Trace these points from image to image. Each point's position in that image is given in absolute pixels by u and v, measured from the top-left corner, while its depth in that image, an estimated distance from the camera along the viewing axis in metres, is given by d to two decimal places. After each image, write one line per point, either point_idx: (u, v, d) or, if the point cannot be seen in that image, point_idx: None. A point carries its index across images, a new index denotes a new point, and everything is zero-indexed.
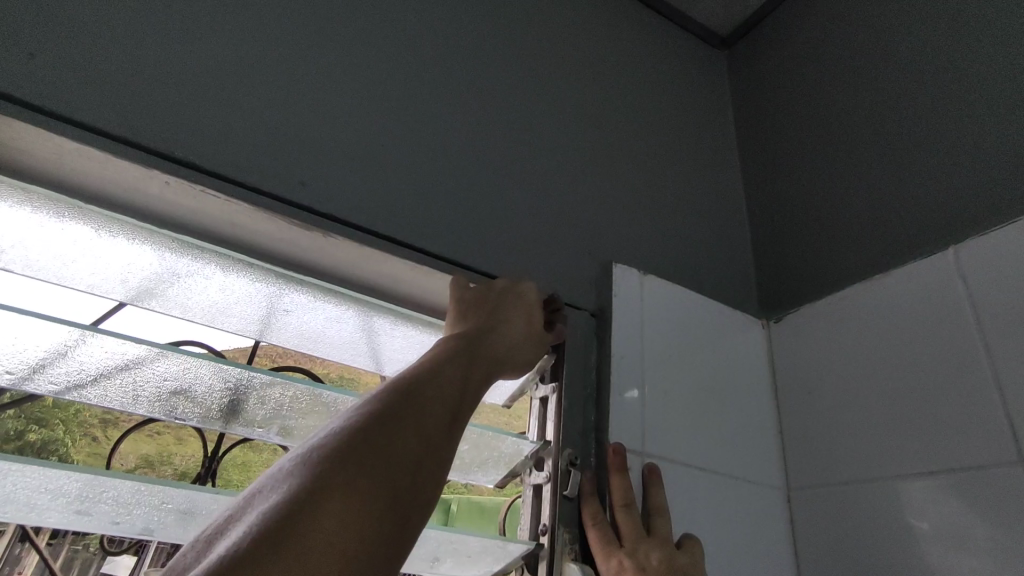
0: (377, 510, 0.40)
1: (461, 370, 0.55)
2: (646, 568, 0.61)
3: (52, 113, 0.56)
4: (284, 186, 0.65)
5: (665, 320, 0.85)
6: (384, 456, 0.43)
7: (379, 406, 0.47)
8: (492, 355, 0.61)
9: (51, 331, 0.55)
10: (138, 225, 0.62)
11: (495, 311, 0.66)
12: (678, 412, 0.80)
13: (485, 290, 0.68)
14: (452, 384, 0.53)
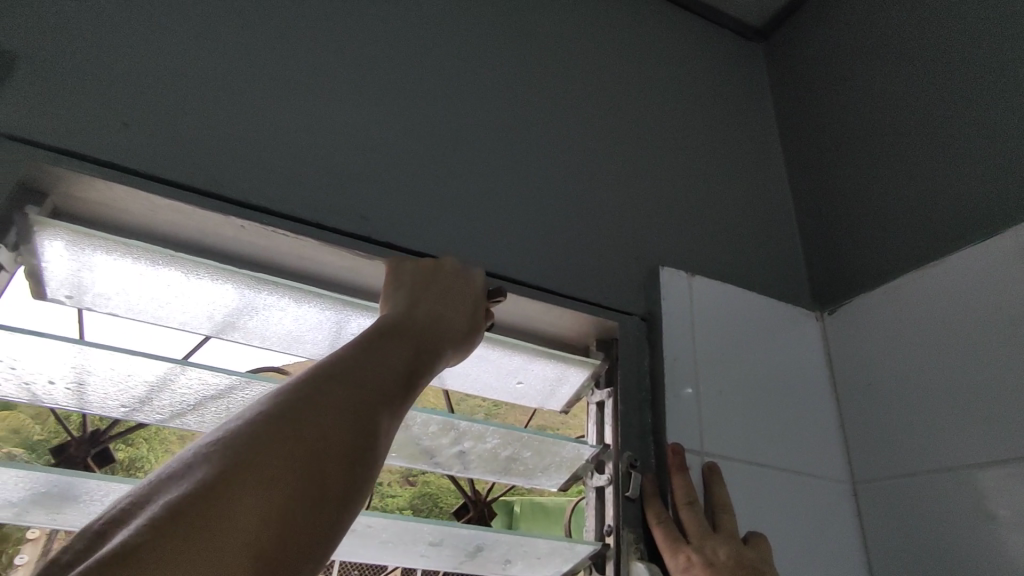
0: (305, 506, 0.40)
1: (402, 354, 0.54)
2: (714, 564, 0.63)
3: (144, 175, 0.63)
4: (346, 220, 0.70)
5: (716, 319, 0.86)
6: (314, 448, 0.43)
7: (310, 390, 0.45)
8: (440, 340, 0.59)
9: (153, 366, 0.62)
10: (219, 267, 0.67)
11: (441, 295, 0.63)
12: (735, 411, 0.81)
13: (437, 270, 0.66)
14: (395, 369, 0.52)
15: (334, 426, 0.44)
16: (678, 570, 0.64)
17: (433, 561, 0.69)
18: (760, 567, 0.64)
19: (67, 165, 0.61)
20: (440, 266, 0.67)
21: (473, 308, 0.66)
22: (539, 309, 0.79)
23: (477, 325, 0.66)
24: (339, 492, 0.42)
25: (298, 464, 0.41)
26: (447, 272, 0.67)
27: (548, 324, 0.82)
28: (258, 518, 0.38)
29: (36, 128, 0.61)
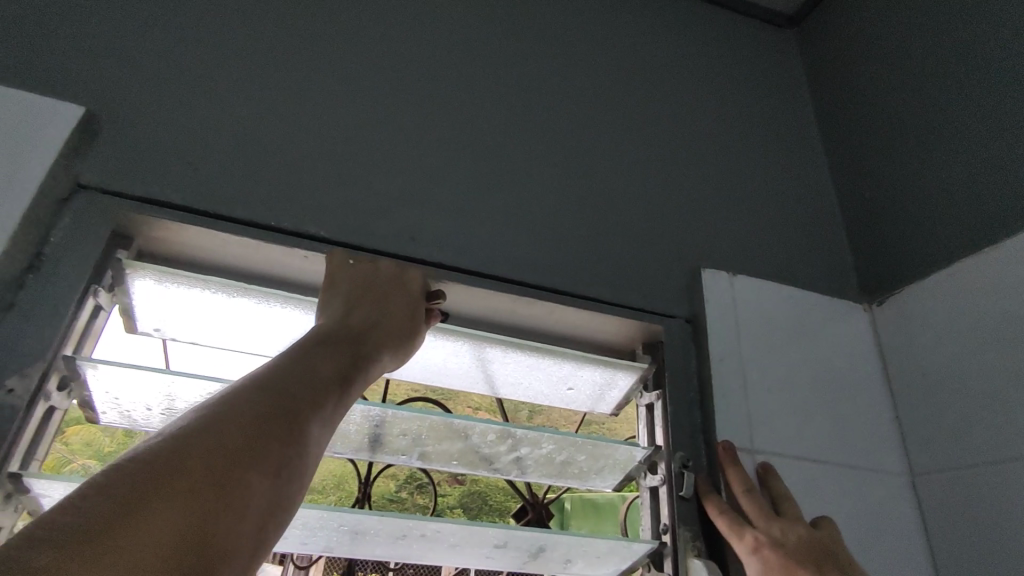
0: (224, 509, 0.44)
1: (330, 367, 0.58)
2: (785, 544, 0.63)
3: (217, 215, 0.69)
4: (399, 244, 0.75)
5: (760, 318, 0.87)
6: (237, 451, 0.47)
7: (236, 404, 0.49)
8: (373, 350, 0.64)
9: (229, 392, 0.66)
10: (288, 296, 0.71)
11: (378, 306, 0.68)
12: (785, 408, 0.81)
13: (376, 277, 0.71)
14: (324, 378, 0.56)
15: (257, 437, 0.48)
16: (747, 552, 0.64)
17: (499, 562, 0.73)
18: (831, 550, 0.65)
19: (149, 211, 0.67)
20: (380, 273, 0.71)
21: (415, 313, 0.70)
22: (585, 317, 0.81)
23: (420, 330, 0.70)
24: (261, 499, 0.46)
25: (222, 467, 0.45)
26: (386, 280, 0.71)
27: (595, 331, 0.85)
28: (183, 517, 0.41)
29: (120, 180, 0.67)
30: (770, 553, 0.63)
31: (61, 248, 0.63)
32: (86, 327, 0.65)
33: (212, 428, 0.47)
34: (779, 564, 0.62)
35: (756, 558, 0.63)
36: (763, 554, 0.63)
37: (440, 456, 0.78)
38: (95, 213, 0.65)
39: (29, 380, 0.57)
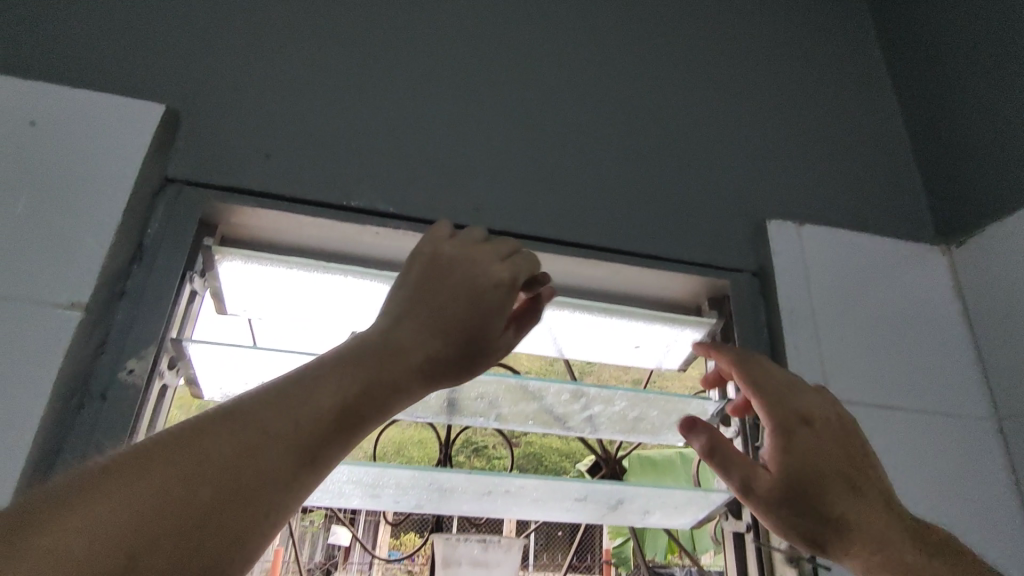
0: (127, 547, 0.36)
1: (328, 397, 0.47)
2: (824, 421, 0.62)
3: (293, 199, 0.73)
4: (463, 215, 0.77)
5: (830, 267, 0.85)
6: (170, 483, 0.39)
7: (199, 428, 0.43)
8: (401, 374, 0.50)
9: None
10: (363, 271, 0.74)
11: (434, 305, 0.53)
12: (861, 356, 0.80)
13: (460, 264, 0.55)
14: (313, 414, 0.45)
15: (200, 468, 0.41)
16: (783, 420, 0.61)
17: (579, 513, 0.76)
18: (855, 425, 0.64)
19: (231, 199, 0.71)
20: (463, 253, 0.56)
21: (484, 330, 0.53)
22: (651, 276, 0.82)
23: (490, 352, 0.54)
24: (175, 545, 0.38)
25: (149, 495, 0.38)
26: (469, 274, 0.54)
27: (660, 288, 0.85)
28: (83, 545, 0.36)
29: (202, 170, 0.71)
30: (816, 431, 0.61)
31: (159, 238, 0.68)
32: (186, 312, 0.70)
33: (164, 443, 0.41)
34: (828, 445, 0.61)
35: (791, 429, 0.61)
36: (810, 433, 0.61)
37: (516, 417, 0.81)
38: (183, 204, 0.70)
39: (145, 361, 0.62)
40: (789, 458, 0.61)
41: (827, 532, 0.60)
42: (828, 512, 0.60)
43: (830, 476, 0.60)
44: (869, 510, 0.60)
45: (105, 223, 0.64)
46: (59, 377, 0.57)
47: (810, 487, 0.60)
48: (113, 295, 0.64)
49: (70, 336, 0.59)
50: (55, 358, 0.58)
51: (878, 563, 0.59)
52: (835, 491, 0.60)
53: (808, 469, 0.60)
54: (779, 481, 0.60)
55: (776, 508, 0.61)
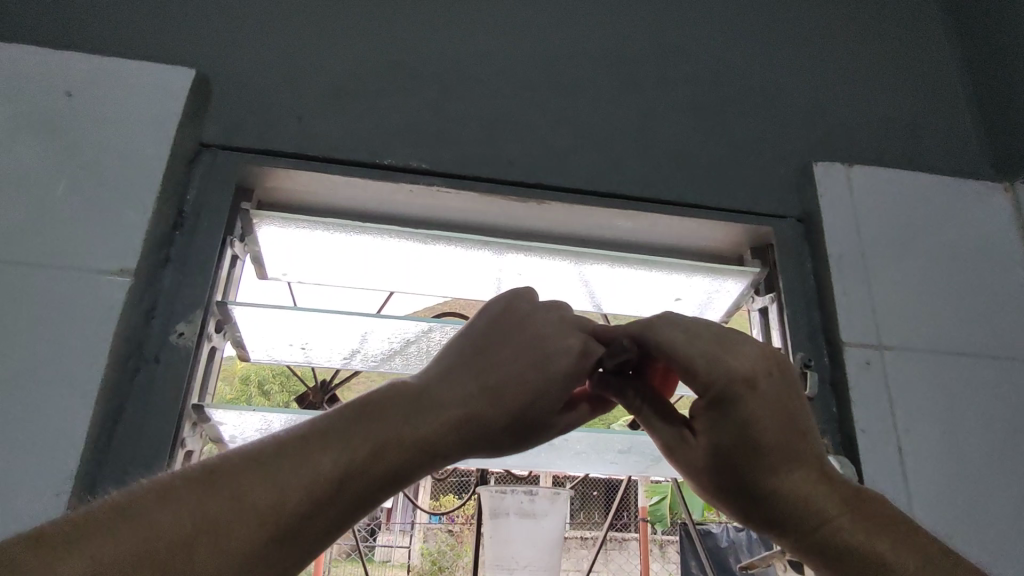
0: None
1: (347, 455, 0.45)
2: (760, 384, 0.52)
3: (326, 159, 0.72)
4: (496, 169, 0.75)
5: (880, 208, 0.81)
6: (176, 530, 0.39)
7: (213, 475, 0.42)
8: (427, 436, 0.48)
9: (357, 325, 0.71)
10: (399, 230, 0.74)
11: (482, 367, 0.52)
12: (915, 301, 0.77)
13: (522, 328, 0.56)
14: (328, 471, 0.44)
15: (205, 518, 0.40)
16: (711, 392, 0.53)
17: (623, 464, 0.77)
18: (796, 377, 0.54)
19: (266, 161, 0.71)
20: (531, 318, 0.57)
21: (541, 401, 0.53)
22: (690, 226, 0.80)
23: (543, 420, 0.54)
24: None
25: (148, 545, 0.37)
26: (539, 343, 0.55)
27: (700, 238, 0.83)
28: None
29: (235, 135, 0.71)
30: (756, 394, 0.52)
31: (198, 204, 0.69)
32: (229, 276, 0.71)
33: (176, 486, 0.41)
34: (768, 410, 0.52)
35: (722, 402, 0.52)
36: (749, 399, 0.52)
37: None
38: (220, 170, 0.70)
39: (194, 324, 0.63)
40: (710, 425, 0.53)
41: (752, 507, 0.53)
42: (753, 485, 0.52)
43: (755, 447, 0.51)
44: (797, 484, 0.51)
45: (146, 191, 0.65)
46: (114, 341, 0.59)
47: (733, 459, 0.52)
48: (159, 261, 0.65)
49: (122, 303, 0.60)
50: (109, 324, 0.59)
51: (806, 541, 0.52)
52: (761, 461, 0.52)
53: (730, 439, 0.52)
54: (701, 448, 0.54)
55: (698, 476, 0.55)
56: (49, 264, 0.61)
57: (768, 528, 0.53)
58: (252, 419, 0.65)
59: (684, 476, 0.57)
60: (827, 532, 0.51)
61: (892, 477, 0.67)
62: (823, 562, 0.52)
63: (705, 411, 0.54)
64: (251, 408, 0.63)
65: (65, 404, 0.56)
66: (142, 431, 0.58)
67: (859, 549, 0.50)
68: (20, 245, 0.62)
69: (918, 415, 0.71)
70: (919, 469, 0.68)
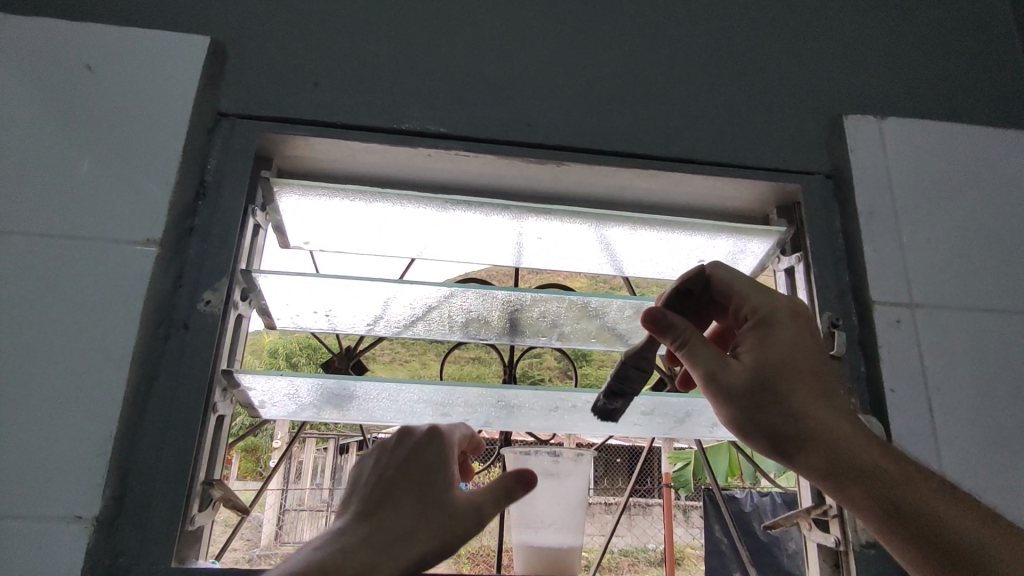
0: None
1: None
2: (799, 318, 0.59)
3: (343, 125, 0.72)
4: (514, 130, 0.74)
5: (914, 162, 0.78)
6: None
7: None
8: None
9: (378, 292, 0.71)
10: (418, 196, 0.73)
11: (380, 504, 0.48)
12: (950, 257, 0.74)
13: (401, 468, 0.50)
14: None
15: None
16: (758, 313, 0.59)
17: (645, 426, 0.77)
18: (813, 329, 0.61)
19: (283, 129, 0.71)
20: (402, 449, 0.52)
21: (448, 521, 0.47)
22: (714, 184, 0.78)
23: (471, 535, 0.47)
24: None
25: None
26: (406, 473, 0.50)
27: (724, 198, 0.81)
28: None
29: (252, 102, 0.71)
30: (795, 323, 0.58)
31: (219, 173, 0.69)
32: (252, 245, 0.72)
33: None
34: (805, 337, 0.58)
35: (768, 324, 0.58)
36: (788, 325, 0.58)
37: (580, 336, 0.82)
38: (239, 139, 0.70)
39: (221, 293, 0.64)
40: (758, 346, 0.57)
41: (790, 428, 0.55)
42: (793, 406, 0.55)
43: (796, 370, 0.56)
44: (833, 412, 0.55)
45: (167, 162, 0.66)
46: (145, 309, 0.61)
47: (778, 378, 0.55)
48: (183, 231, 0.66)
49: (150, 271, 0.62)
50: (139, 291, 0.61)
51: (839, 468, 0.53)
52: (801, 384, 0.55)
53: (775, 359, 0.56)
54: (746, 368, 0.56)
55: (740, 397, 0.56)
56: (78, 234, 0.62)
57: (800, 455, 0.55)
58: (280, 384, 0.66)
59: (718, 405, 0.57)
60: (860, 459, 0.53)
61: (922, 435, 0.66)
62: (853, 491, 0.53)
63: (754, 334, 0.58)
64: (278, 373, 0.63)
65: (99, 368, 0.58)
66: (173, 395, 0.60)
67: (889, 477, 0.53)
68: (50, 216, 0.63)
69: (950, 373, 0.69)
70: (951, 427, 0.67)
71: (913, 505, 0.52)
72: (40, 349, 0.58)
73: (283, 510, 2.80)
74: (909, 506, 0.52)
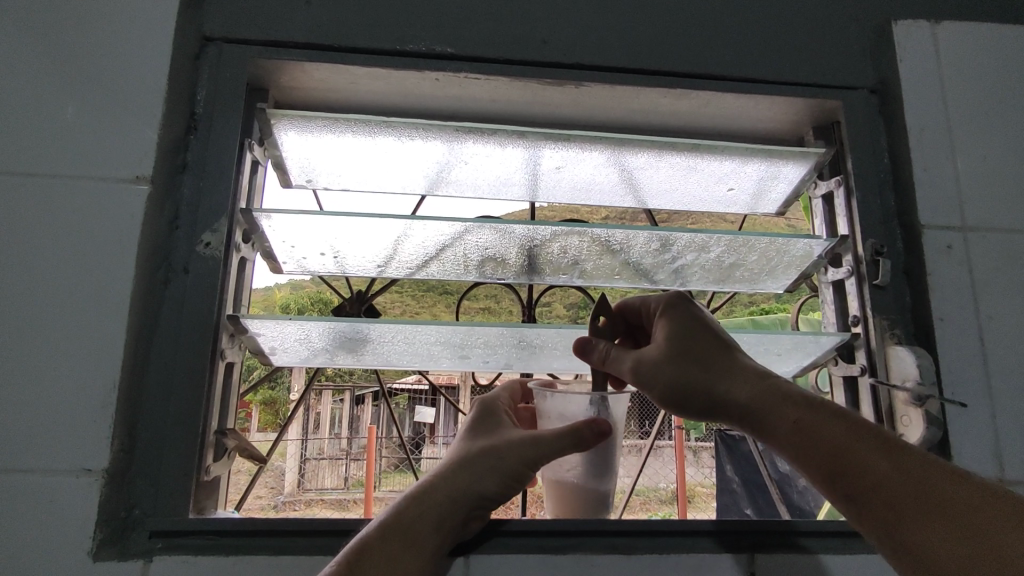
0: None
1: (403, 523, 0.50)
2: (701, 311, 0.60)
3: (342, 48, 0.66)
4: (529, 49, 0.67)
5: (968, 73, 0.71)
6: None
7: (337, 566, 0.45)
8: (457, 486, 0.54)
9: (388, 231, 0.66)
10: (428, 124, 0.67)
11: (465, 440, 0.60)
12: (1005, 176, 0.68)
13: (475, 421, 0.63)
14: (403, 540, 0.49)
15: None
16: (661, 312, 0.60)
17: None
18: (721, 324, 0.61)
19: (278, 55, 0.65)
20: (471, 412, 0.65)
21: (497, 450, 0.57)
22: (746, 103, 0.71)
23: (519, 453, 0.56)
24: None
25: None
26: (481, 429, 0.62)
27: (755, 119, 0.75)
28: None
29: (242, 25, 0.65)
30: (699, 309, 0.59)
31: (210, 105, 0.63)
32: (252, 183, 0.68)
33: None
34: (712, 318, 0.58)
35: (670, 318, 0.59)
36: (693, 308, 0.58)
37: (603, 273, 0.78)
38: (229, 66, 0.64)
39: (221, 234, 0.60)
40: (668, 325, 0.57)
41: (716, 385, 0.53)
42: (714, 366, 0.53)
43: (709, 338, 0.55)
44: (756, 368, 0.53)
45: (152, 92, 0.60)
46: (141, 251, 0.57)
47: (690, 352, 0.55)
48: (176, 168, 0.62)
49: (142, 211, 0.57)
50: (133, 234, 0.57)
51: (768, 416, 0.50)
52: (713, 355, 0.54)
53: (690, 337, 0.56)
54: (665, 347, 0.56)
55: (665, 373, 0.54)
56: (62, 173, 0.58)
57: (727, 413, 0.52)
58: (290, 330, 0.63)
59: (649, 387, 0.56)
60: (787, 403, 0.49)
61: (972, 366, 0.62)
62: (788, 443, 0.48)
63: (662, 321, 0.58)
64: (285, 317, 0.60)
65: (98, 314, 0.55)
66: (180, 341, 0.57)
67: (823, 421, 0.48)
68: (28, 154, 0.58)
69: (1004, 300, 0.65)
70: (1004, 358, 0.63)
71: (852, 450, 0.46)
72: (32, 296, 0.54)
73: (304, 459, 2.87)
74: (848, 456, 0.46)
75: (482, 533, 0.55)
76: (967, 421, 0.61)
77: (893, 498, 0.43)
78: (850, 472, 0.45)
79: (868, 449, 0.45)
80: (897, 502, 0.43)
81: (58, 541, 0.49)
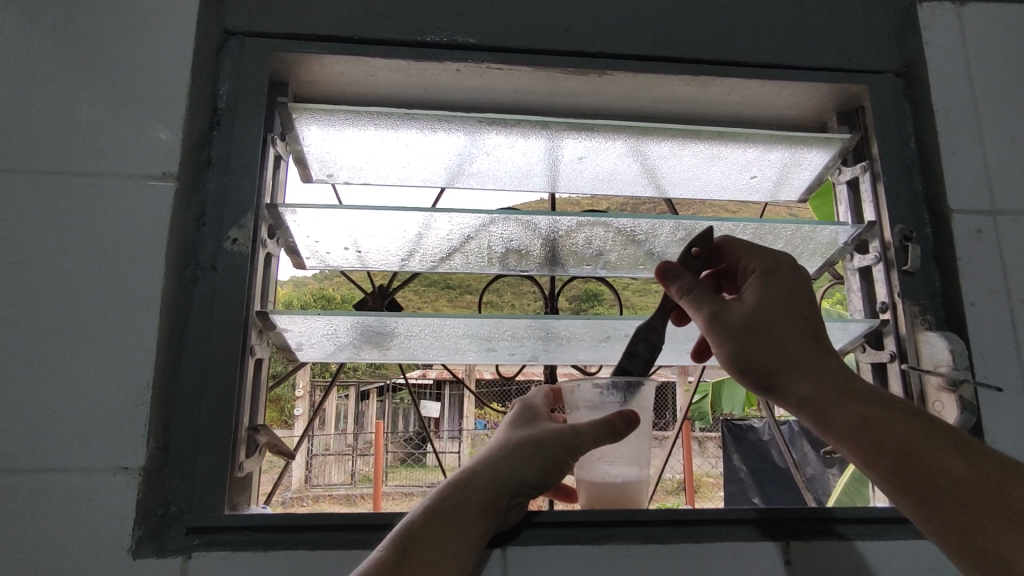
0: None
1: (445, 510, 0.50)
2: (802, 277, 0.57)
3: (363, 40, 0.65)
4: (551, 37, 0.67)
5: (993, 56, 0.71)
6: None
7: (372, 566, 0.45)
8: (498, 472, 0.54)
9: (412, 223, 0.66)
10: (450, 115, 0.67)
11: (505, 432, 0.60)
12: None
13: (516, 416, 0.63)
14: (446, 527, 0.49)
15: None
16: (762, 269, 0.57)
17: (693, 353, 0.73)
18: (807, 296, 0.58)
19: (299, 47, 0.64)
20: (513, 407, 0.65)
21: (536, 441, 0.57)
22: (771, 88, 0.70)
23: (562, 442, 0.56)
24: None
25: None
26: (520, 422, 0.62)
27: (778, 105, 0.74)
28: None
29: (262, 18, 0.64)
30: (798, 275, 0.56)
31: (233, 99, 0.63)
32: (275, 178, 0.67)
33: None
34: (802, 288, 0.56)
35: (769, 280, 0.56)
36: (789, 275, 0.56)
37: (626, 263, 0.77)
38: (250, 60, 0.64)
39: (247, 230, 0.60)
40: (762, 287, 0.55)
41: (788, 363, 0.51)
42: (787, 347, 0.52)
43: (795, 312, 0.53)
44: (828, 356, 0.52)
45: (175, 86, 0.60)
46: (169, 249, 0.56)
47: (767, 322, 0.53)
48: (200, 164, 0.61)
49: (168, 207, 0.57)
50: (161, 231, 0.56)
51: (831, 408, 0.48)
52: (793, 329, 0.53)
53: (775, 305, 0.54)
54: (752, 308, 0.54)
55: (740, 336, 0.53)
56: (87, 170, 0.57)
57: (791, 394, 0.51)
58: (317, 325, 0.63)
59: (719, 344, 0.54)
60: (853, 398, 0.48)
61: (1003, 349, 0.62)
62: (850, 432, 0.47)
63: (756, 280, 0.56)
64: (314, 312, 0.59)
65: (129, 312, 0.54)
66: (210, 339, 0.57)
67: (890, 418, 0.47)
68: (53, 151, 0.57)
69: None
70: None
71: (920, 446, 0.45)
72: (61, 294, 0.54)
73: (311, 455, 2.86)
74: (915, 451, 0.45)
75: (518, 523, 0.56)
76: (1001, 404, 0.60)
77: (960, 494, 0.43)
78: (919, 467, 0.44)
79: (937, 449, 0.45)
80: (965, 499, 0.42)
81: (97, 537, 0.50)
